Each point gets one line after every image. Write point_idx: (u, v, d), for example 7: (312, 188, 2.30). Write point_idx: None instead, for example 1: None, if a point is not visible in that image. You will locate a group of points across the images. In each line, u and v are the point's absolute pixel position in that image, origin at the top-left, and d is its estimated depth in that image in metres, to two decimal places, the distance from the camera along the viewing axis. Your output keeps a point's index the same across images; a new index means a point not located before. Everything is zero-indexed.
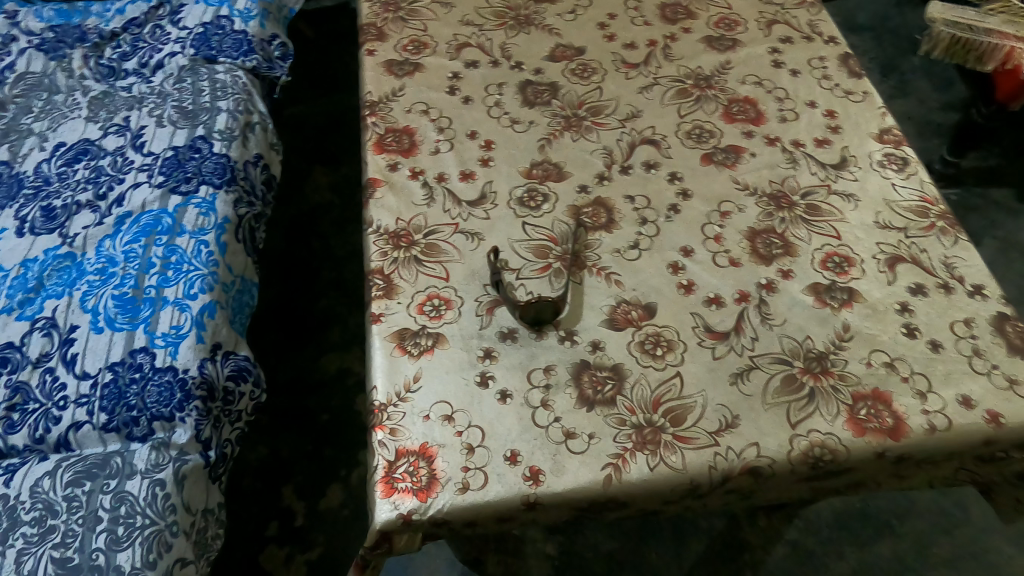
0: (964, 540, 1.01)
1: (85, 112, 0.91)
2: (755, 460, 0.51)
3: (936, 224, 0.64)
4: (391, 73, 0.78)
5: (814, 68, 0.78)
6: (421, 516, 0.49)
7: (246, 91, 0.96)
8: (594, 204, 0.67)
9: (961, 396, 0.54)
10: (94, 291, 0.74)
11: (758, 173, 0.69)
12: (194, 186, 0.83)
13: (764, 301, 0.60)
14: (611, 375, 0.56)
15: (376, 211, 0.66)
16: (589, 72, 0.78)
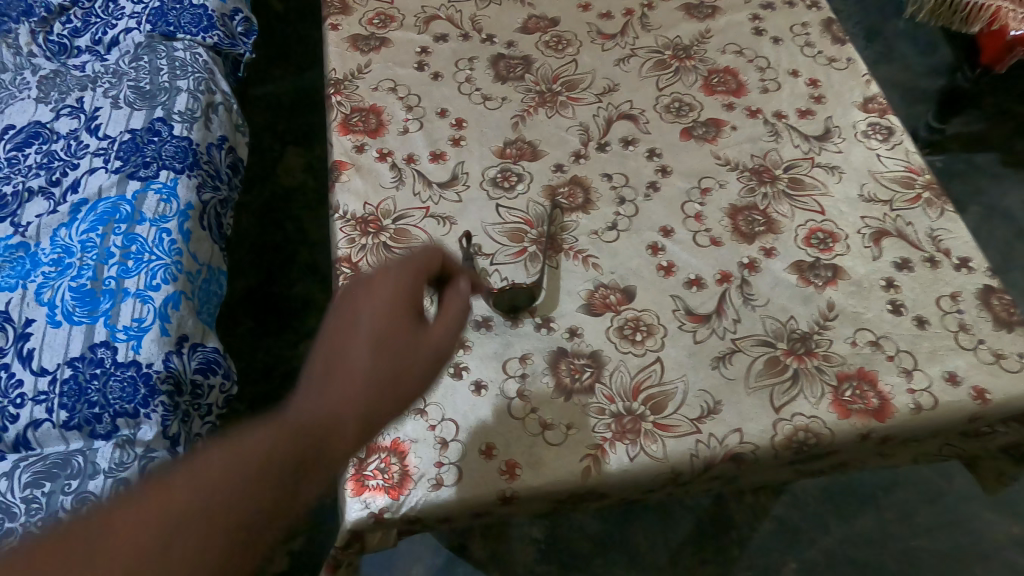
0: (947, 508, 1.01)
1: (34, 92, 0.86)
2: (737, 447, 0.50)
3: (922, 195, 0.63)
4: (357, 49, 0.74)
5: (796, 35, 0.75)
6: (394, 515, 0.47)
7: (207, 70, 0.92)
8: (570, 183, 0.64)
9: (947, 372, 0.53)
10: (49, 283, 0.70)
11: (739, 147, 0.66)
12: (154, 170, 0.79)
13: (747, 281, 0.58)
14: (589, 362, 0.54)
15: (342, 195, 0.63)
16: (564, 44, 0.75)
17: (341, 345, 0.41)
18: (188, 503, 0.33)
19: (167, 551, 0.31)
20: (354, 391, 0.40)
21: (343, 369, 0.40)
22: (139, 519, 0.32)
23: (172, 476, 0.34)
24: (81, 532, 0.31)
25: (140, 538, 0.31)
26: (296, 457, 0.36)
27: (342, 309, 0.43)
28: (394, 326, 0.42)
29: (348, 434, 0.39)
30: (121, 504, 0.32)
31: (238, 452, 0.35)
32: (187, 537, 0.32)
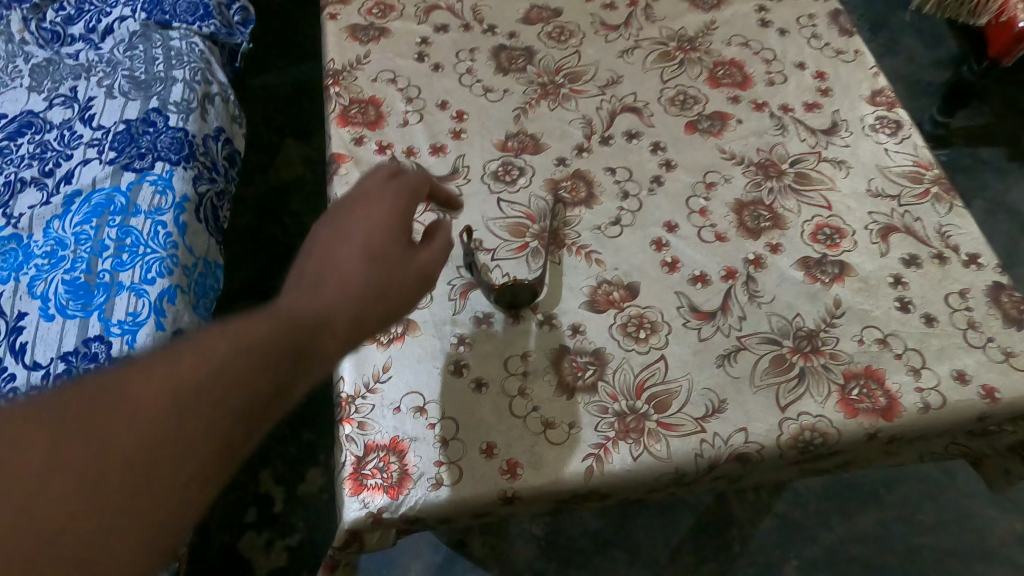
0: (950, 505, 1.01)
1: (27, 81, 0.85)
2: (743, 447, 0.49)
3: (931, 190, 0.62)
4: (356, 39, 0.73)
5: (803, 27, 0.74)
6: (392, 514, 0.46)
7: (204, 60, 0.91)
8: (573, 177, 0.63)
9: (955, 371, 0.52)
10: (43, 276, 0.69)
11: (744, 141, 0.65)
12: (149, 162, 0.78)
13: (752, 277, 0.57)
14: (592, 360, 0.53)
15: (340, 188, 0.62)
16: (567, 35, 0.73)
17: (330, 253, 0.40)
18: (173, 367, 0.30)
19: (150, 418, 0.28)
20: (343, 291, 0.38)
21: (333, 273, 0.39)
22: (118, 386, 0.28)
23: (153, 350, 0.31)
24: (52, 401, 0.28)
25: (120, 406, 0.28)
26: (290, 341, 0.34)
27: (328, 222, 0.42)
28: (385, 238, 0.42)
29: (340, 332, 0.37)
30: (98, 373, 0.29)
31: (225, 330, 0.32)
32: (173, 404, 0.29)
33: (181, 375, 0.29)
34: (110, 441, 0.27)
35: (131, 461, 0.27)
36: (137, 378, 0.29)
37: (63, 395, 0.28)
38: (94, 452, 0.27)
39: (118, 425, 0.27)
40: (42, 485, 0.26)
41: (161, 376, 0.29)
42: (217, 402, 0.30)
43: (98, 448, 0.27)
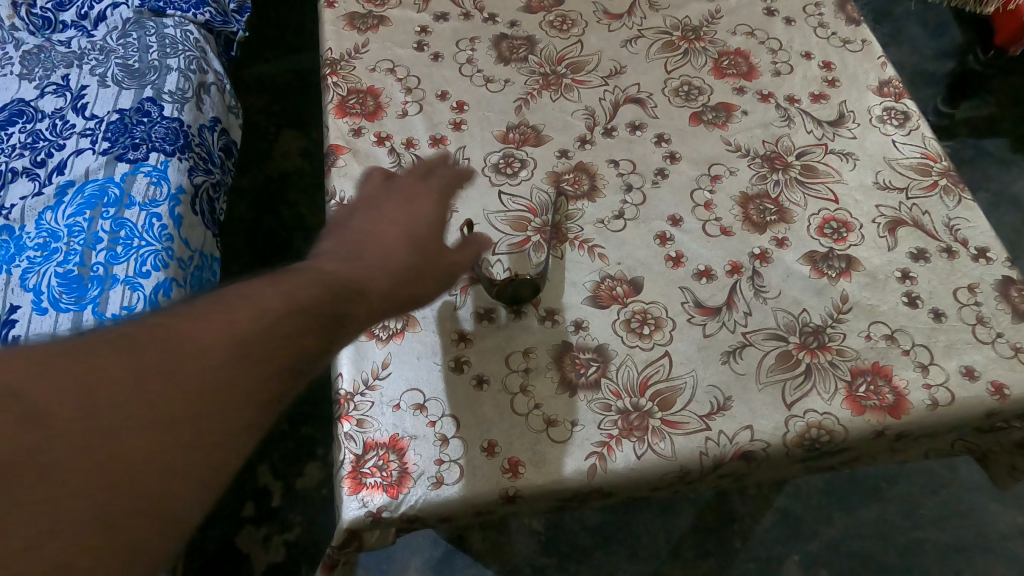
0: (952, 499, 1.00)
1: (17, 68, 0.83)
2: (748, 445, 0.48)
3: (939, 182, 0.61)
4: (353, 28, 0.71)
5: (809, 16, 0.73)
6: (392, 514, 0.45)
7: (199, 48, 0.89)
8: (575, 169, 0.62)
9: (964, 367, 0.51)
10: (35, 269, 0.68)
11: (750, 132, 0.64)
12: (143, 152, 0.77)
13: (758, 272, 0.56)
14: (595, 357, 0.52)
15: (338, 180, 0.60)
16: (569, 24, 0.72)
17: (365, 232, 0.42)
18: (229, 316, 0.31)
19: (209, 360, 0.29)
20: (378, 265, 0.40)
21: (372, 250, 0.41)
22: (179, 332, 0.30)
23: (204, 304, 0.32)
24: (116, 341, 0.29)
25: (181, 349, 0.29)
26: (330, 303, 0.35)
27: (362, 208, 0.45)
28: (420, 226, 0.44)
29: (375, 300, 0.38)
30: (157, 321, 0.30)
31: (273, 289, 0.34)
32: (230, 350, 0.30)
33: (237, 327, 0.31)
34: (174, 376, 0.28)
35: (191, 397, 0.28)
36: (195, 325, 0.30)
37: (126, 336, 0.29)
38: (158, 387, 0.28)
39: (179, 364, 0.29)
40: (111, 414, 0.27)
41: (218, 325, 0.30)
42: (268, 350, 0.31)
43: (161, 382, 0.28)
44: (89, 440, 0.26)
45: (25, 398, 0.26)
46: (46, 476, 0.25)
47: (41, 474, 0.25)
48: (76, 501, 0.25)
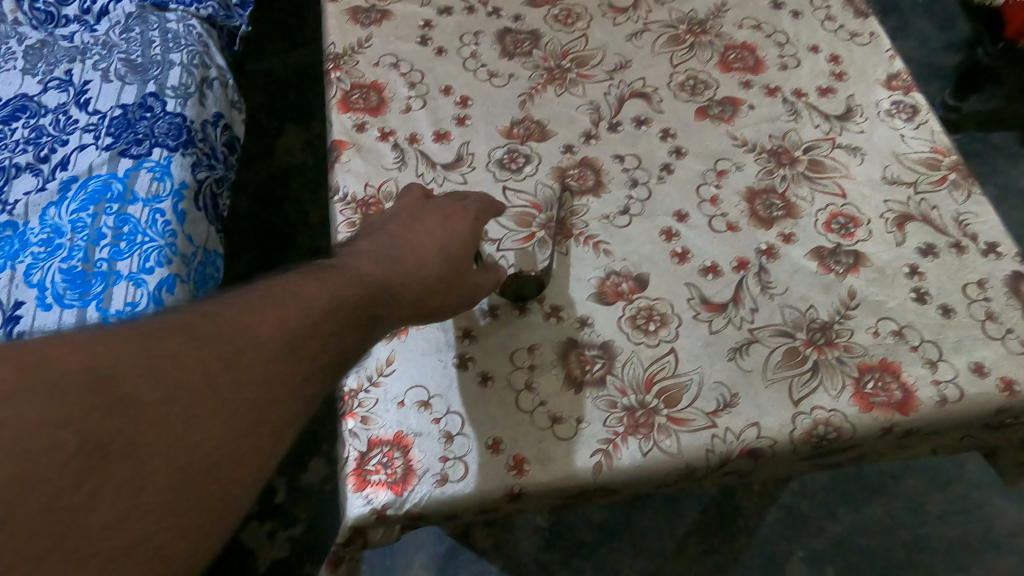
0: (958, 495, 1.00)
1: (20, 63, 0.83)
2: (755, 442, 0.48)
3: (948, 176, 0.60)
4: (357, 22, 0.71)
5: (816, 9, 0.72)
6: (397, 511, 0.45)
7: (202, 43, 0.89)
8: (580, 164, 0.61)
9: (973, 363, 0.50)
10: (39, 265, 0.68)
11: (756, 127, 0.63)
12: (146, 148, 0.76)
13: (765, 268, 0.55)
14: (600, 354, 0.51)
15: (342, 176, 0.60)
16: (574, 18, 0.71)
17: (402, 239, 0.44)
18: (282, 310, 0.34)
19: (264, 354, 0.32)
20: (410, 273, 0.42)
21: (405, 257, 0.42)
22: (236, 324, 0.32)
23: (256, 295, 0.35)
24: (183, 330, 0.31)
25: (240, 341, 0.32)
26: (363, 302, 0.38)
27: (399, 216, 0.46)
28: (456, 241, 0.45)
29: (404, 305, 0.41)
30: (215, 310, 0.33)
31: (317, 285, 0.36)
32: (282, 344, 0.33)
33: (289, 321, 0.34)
34: (237, 367, 0.31)
35: (252, 387, 0.31)
36: (251, 319, 0.33)
37: (188, 325, 0.32)
38: (223, 376, 0.31)
39: (239, 356, 0.31)
40: (184, 402, 0.29)
41: (271, 320, 0.33)
42: (313, 346, 0.34)
43: (225, 373, 0.31)
44: (166, 424, 0.29)
45: (113, 378, 0.28)
46: (132, 455, 0.28)
47: (127, 454, 0.28)
48: (157, 480, 0.28)
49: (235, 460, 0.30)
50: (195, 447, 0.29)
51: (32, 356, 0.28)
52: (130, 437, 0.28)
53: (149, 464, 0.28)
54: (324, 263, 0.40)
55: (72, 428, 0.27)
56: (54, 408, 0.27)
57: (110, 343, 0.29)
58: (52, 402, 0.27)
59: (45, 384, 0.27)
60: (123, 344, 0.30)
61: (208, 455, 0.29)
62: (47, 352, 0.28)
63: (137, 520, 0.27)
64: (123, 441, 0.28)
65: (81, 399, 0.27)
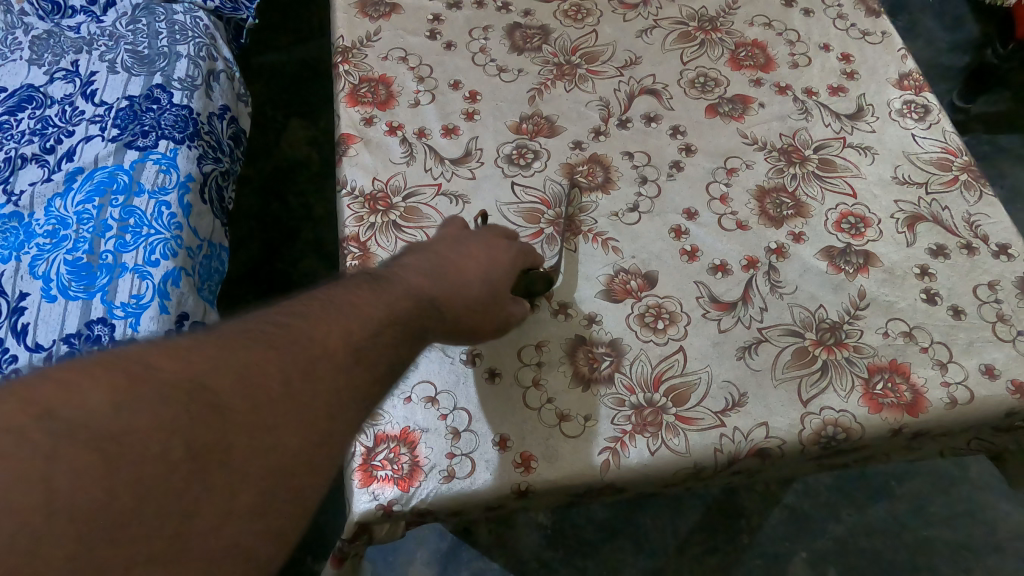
0: (961, 497, 1.00)
1: (26, 54, 0.83)
2: (763, 442, 0.47)
3: (960, 177, 0.60)
4: (365, 15, 0.70)
5: (828, 8, 0.71)
6: (403, 507, 0.45)
7: (208, 35, 0.88)
8: (590, 161, 0.61)
9: (983, 365, 0.50)
10: (44, 256, 0.68)
11: (767, 125, 0.63)
12: (153, 140, 0.76)
13: (774, 267, 0.55)
14: (609, 351, 0.51)
15: (350, 170, 0.60)
16: (584, 13, 0.71)
17: (447, 258, 0.43)
18: (347, 321, 0.34)
19: (334, 364, 0.32)
20: (457, 292, 0.41)
21: (451, 276, 0.42)
22: (307, 333, 0.32)
23: (319, 305, 0.34)
24: (257, 338, 0.31)
25: (313, 352, 0.31)
26: (414, 316, 0.37)
27: (443, 240, 0.45)
28: (499, 268, 0.45)
29: (448, 320, 0.40)
30: (288, 320, 0.33)
31: (378, 297, 0.36)
32: (348, 355, 0.32)
33: (354, 333, 0.33)
34: (313, 377, 0.31)
35: (325, 397, 0.31)
36: (321, 328, 0.33)
37: (264, 333, 0.31)
38: (301, 385, 0.30)
39: (313, 365, 0.31)
40: (269, 411, 0.29)
41: (338, 329, 0.33)
42: (374, 356, 0.33)
43: (304, 386, 0.30)
44: (255, 432, 0.28)
45: (205, 388, 0.28)
46: (225, 463, 0.27)
47: (221, 462, 0.27)
48: (247, 488, 0.27)
49: (312, 470, 0.29)
50: (279, 455, 0.28)
51: (130, 364, 0.28)
52: (222, 445, 0.27)
53: (240, 473, 0.27)
54: (375, 275, 0.39)
55: (171, 435, 0.26)
56: (154, 415, 0.26)
57: (199, 352, 0.29)
58: (160, 410, 0.27)
59: (148, 393, 0.27)
60: (211, 355, 0.29)
61: (290, 464, 0.28)
62: (145, 362, 0.28)
63: (228, 528, 0.26)
64: (217, 449, 0.27)
65: (179, 406, 0.27)
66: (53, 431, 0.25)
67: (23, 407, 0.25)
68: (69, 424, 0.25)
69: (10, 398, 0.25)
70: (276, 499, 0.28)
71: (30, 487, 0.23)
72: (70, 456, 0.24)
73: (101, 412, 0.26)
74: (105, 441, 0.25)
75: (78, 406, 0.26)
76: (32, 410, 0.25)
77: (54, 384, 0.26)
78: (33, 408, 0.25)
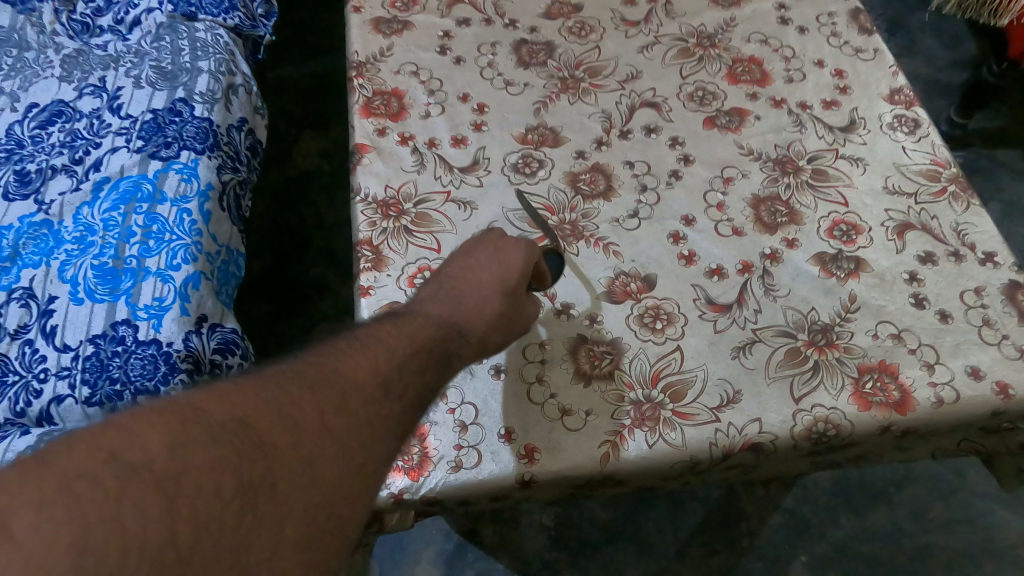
0: (960, 504, 1.01)
1: (57, 71, 0.86)
2: (757, 437, 0.50)
3: (948, 188, 0.62)
4: (379, 32, 0.74)
5: (822, 26, 0.74)
6: (413, 496, 0.47)
7: (228, 51, 0.92)
8: (592, 170, 0.64)
9: (969, 367, 0.52)
10: (72, 261, 0.71)
11: (762, 137, 0.66)
12: (175, 151, 0.79)
13: (768, 271, 0.58)
14: (609, 349, 0.54)
15: (363, 178, 0.63)
16: (587, 30, 0.74)
17: (462, 280, 0.46)
18: (371, 355, 0.36)
19: (365, 396, 0.34)
20: (475, 311, 0.44)
21: (467, 297, 0.45)
22: (337, 368, 0.35)
23: (344, 343, 0.37)
24: (292, 377, 0.33)
25: (344, 386, 0.34)
26: (433, 343, 0.40)
27: (456, 254, 0.49)
28: (513, 272, 0.47)
29: (472, 343, 0.43)
30: (316, 359, 0.35)
31: (398, 328, 0.39)
32: (377, 387, 0.35)
33: (380, 364, 0.36)
34: (345, 411, 0.33)
35: (359, 428, 0.33)
36: (348, 364, 0.35)
37: (299, 372, 0.34)
38: (335, 419, 0.32)
39: (345, 400, 0.33)
40: (310, 444, 0.31)
41: (366, 364, 0.35)
42: (402, 385, 0.36)
43: (338, 418, 0.32)
44: (298, 466, 0.30)
45: (250, 427, 0.30)
46: (272, 498, 0.29)
47: (268, 496, 0.29)
48: (292, 519, 0.29)
49: (352, 497, 0.31)
50: (319, 487, 0.30)
51: (182, 408, 0.29)
52: (269, 480, 0.29)
53: (286, 505, 0.29)
54: (397, 311, 0.42)
55: (226, 473, 0.28)
56: (209, 456, 0.28)
57: (243, 394, 0.31)
58: (212, 449, 0.28)
59: (201, 434, 0.29)
60: (253, 396, 0.31)
61: (331, 493, 0.30)
62: (196, 404, 0.30)
63: (277, 558, 0.28)
64: (265, 485, 0.29)
65: (229, 446, 0.29)
66: (120, 473, 0.26)
67: (91, 452, 0.27)
68: (133, 467, 0.27)
69: (80, 444, 0.27)
70: (320, 528, 0.29)
71: (105, 525, 0.25)
72: (136, 497, 0.26)
73: (161, 454, 0.28)
74: (166, 480, 0.27)
75: (140, 449, 0.27)
76: (99, 454, 0.27)
77: (116, 430, 0.28)
78: (99, 451, 0.27)
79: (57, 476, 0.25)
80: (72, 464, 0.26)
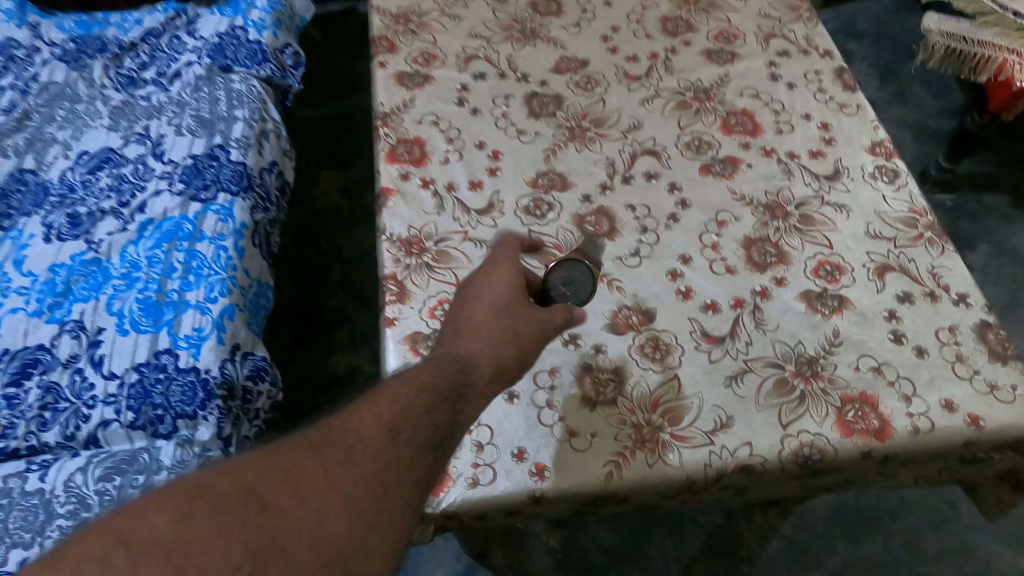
0: (953, 536, 1.04)
1: (106, 121, 0.93)
2: (747, 459, 0.54)
3: (924, 234, 0.67)
4: (403, 85, 0.80)
5: (809, 82, 0.81)
6: (435, 509, 0.52)
7: (260, 100, 0.99)
8: (597, 212, 0.69)
9: (943, 400, 0.57)
10: (119, 295, 0.76)
11: (754, 183, 0.72)
12: (213, 193, 0.86)
13: (759, 307, 0.63)
14: (613, 376, 0.59)
15: (389, 219, 0.69)
16: (593, 84, 0.81)
17: (461, 318, 0.51)
18: (376, 409, 0.40)
19: (371, 449, 0.37)
20: (477, 339, 0.49)
21: (467, 329, 0.50)
22: (342, 428, 0.38)
23: (352, 403, 0.41)
24: (299, 442, 0.37)
25: (350, 443, 0.37)
26: (435, 381, 0.43)
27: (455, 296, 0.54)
28: (501, 293, 0.51)
29: (483, 373, 0.47)
30: (323, 422, 0.38)
31: (402, 377, 0.43)
32: (383, 439, 0.38)
33: (385, 415, 0.40)
34: (350, 466, 0.36)
35: (365, 481, 0.36)
36: (354, 421, 0.39)
37: (304, 437, 0.37)
38: (340, 476, 0.36)
39: (350, 456, 0.37)
40: (315, 502, 0.34)
41: (369, 420, 0.39)
42: (409, 432, 0.39)
43: (344, 474, 0.36)
44: (303, 525, 0.33)
45: (254, 494, 0.33)
46: (279, 558, 0.32)
47: (275, 558, 0.32)
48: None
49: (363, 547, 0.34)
50: (328, 542, 0.33)
51: (189, 486, 0.33)
52: (275, 543, 0.32)
53: (294, 563, 0.32)
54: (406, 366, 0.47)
55: (228, 542, 0.31)
56: (213, 528, 0.31)
57: (247, 466, 0.35)
58: (216, 519, 0.32)
59: (204, 507, 0.32)
60: (257, 467, 0.35)
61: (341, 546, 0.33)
62: (200, 482, 0.33)
63: None
64: (271, 546, 0.32)
65: (232, 516, 0.32)
66: (129, 553, 0.30)
67: (101, 537, 0.30)
68: (141, 545, 0.30)
69: (92, 534, 0.30)
70: None
71: None
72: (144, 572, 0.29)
73: (166, 530, 0.31)
74: (173, 553, 0.30)
75: (147, 528, 0.30)
76: (109, 538, 0.30)
77: (126, 515, 0.31)
78: (110, 535, 0.30)
79: (71, 564, 0.29)
80: (86, 551, 0.29)
